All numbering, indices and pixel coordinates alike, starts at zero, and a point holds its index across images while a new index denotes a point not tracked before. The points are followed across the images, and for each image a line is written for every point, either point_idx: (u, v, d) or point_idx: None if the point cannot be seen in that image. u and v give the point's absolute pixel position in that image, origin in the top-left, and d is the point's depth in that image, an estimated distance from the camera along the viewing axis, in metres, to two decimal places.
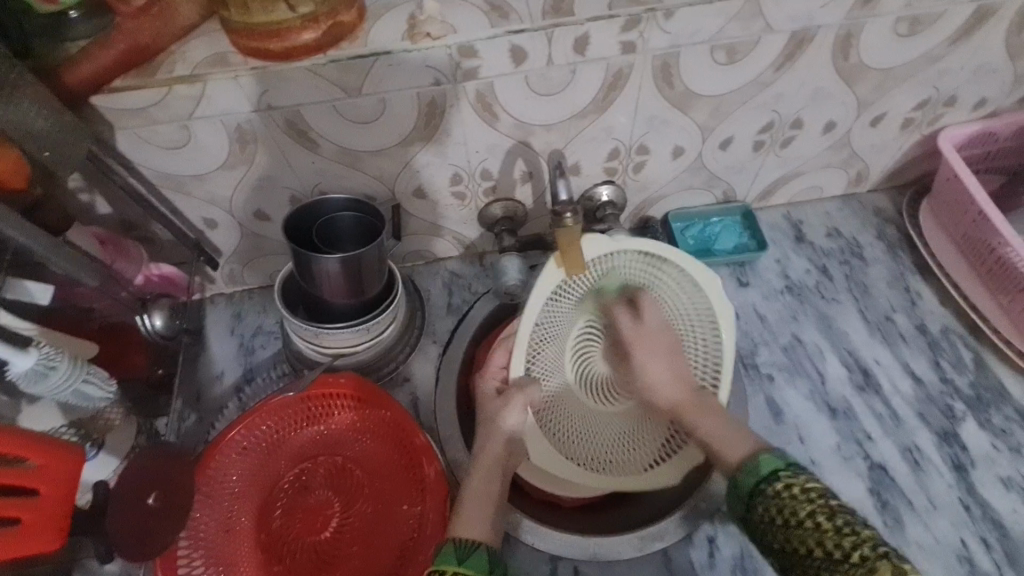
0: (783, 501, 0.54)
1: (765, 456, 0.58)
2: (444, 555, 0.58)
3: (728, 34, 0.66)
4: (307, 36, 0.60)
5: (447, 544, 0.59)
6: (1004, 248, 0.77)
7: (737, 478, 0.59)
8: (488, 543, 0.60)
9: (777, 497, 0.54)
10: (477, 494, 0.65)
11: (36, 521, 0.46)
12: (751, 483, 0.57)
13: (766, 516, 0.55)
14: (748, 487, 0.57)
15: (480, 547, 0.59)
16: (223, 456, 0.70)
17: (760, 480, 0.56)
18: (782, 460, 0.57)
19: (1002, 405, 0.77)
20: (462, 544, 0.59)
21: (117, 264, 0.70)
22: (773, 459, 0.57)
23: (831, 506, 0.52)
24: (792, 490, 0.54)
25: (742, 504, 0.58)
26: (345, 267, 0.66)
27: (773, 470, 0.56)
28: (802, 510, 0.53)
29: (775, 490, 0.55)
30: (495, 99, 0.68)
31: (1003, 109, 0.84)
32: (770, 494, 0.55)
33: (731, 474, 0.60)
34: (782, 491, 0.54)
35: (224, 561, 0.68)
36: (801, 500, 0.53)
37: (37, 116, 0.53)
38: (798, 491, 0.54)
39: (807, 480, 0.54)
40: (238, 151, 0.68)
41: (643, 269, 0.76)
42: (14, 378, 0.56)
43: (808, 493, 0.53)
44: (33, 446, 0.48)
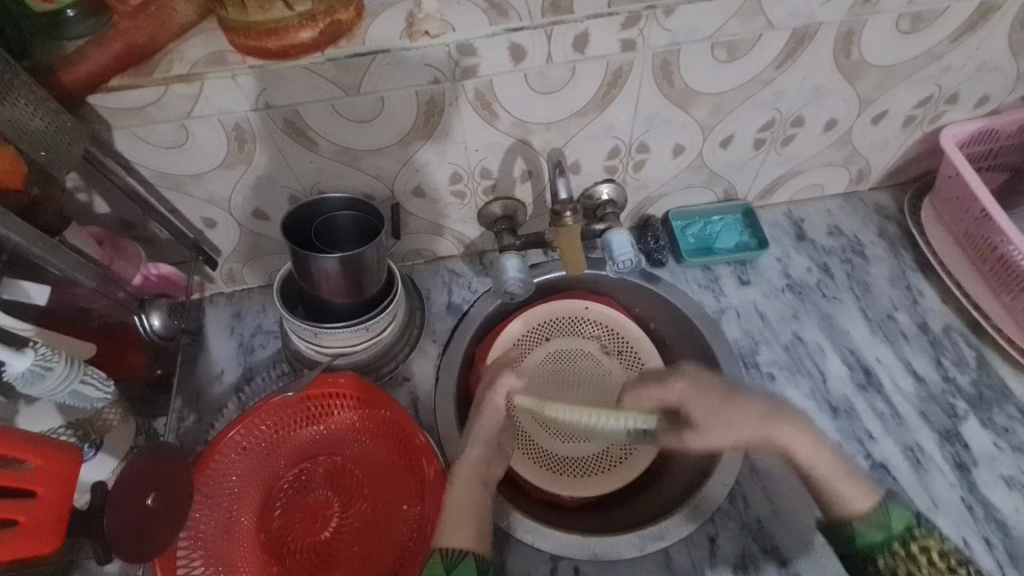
0: (918, 566, 0.58)
1: (893, 509, 0.62)
2: (432, 567, 0.60)
3: (728, 31, 0.66)
4: (305, 34, 0.59)
5: (434, 552, 0.61)
6: (1006, 246, 0.76)
7: (856, 528, 0.62)
8: (476, 552, 0.62)
9: (910, 560, 0.59)
10: (465, 499, 0.65)
11: (33, 523, 0.46)
12: (878, 537, 0.61)
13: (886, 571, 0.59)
14: (879, 539, 0.61)
15: (467, 556, 0.61)
16: (223, 455, 0.70)
17: (890, 536, 0.60)
18: (912, 516, 0.62)
19: (1004, 404, 0.76)
20: (451, 553, 0.61)
21: (115, 264, 0.70)
22: (903, 514, 0.62)
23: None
24: (931, 556, 0.59)
25: (852, 551, 0.62)
26: (344, 266, 0.65)
27: (905, 527, 0.61)
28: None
29: (909, 554, 0.59)
30: (495, 98, 0.68)
31: (1005, 106, 0.83)
32: (902, 557, 0.59)
33: (846, 520, 0.63)
34: (918, 555, 0.59)
35: (223, 561, 0.67)
36: (939, 567, 0.58)
37: (32, 114, 0.53)
38: (934, 555, 0.59)
39: (937, 543, 0.60)
40: (237, 150, 0.68)
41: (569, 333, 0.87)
42: (11, 378, 0.55)
43: (946, 560, 0.58)
44: (29, 447, 0.47)
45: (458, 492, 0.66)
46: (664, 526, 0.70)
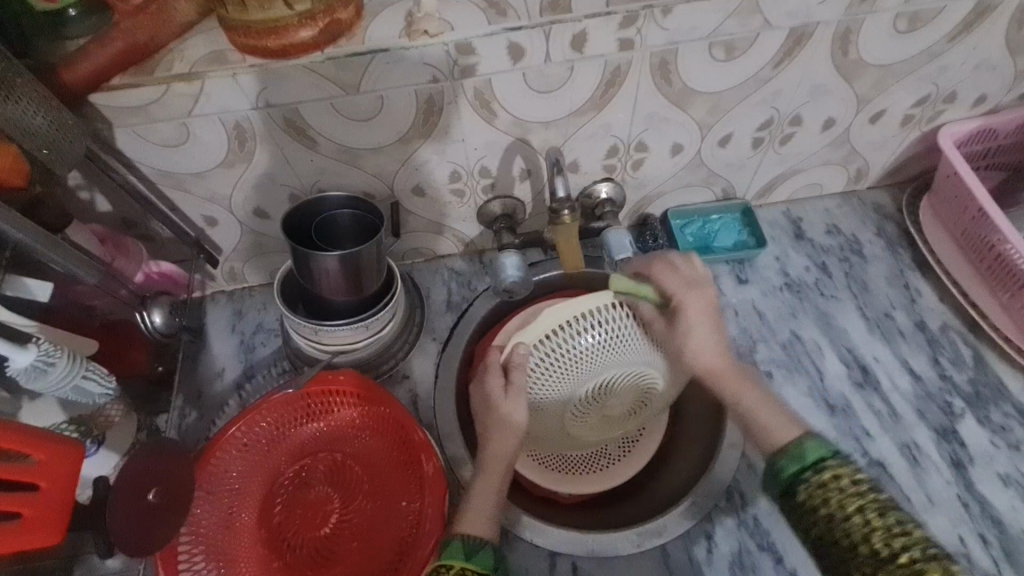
0: (831, 492, 0.56)
1: (808, 442, 0.60)
2: (453, 551, 0.60)
3: (725, 31, 0.66)
4: (305, 32, 0.60)
5: (455, 537, 0.62)
6: (1004, 245, 0.77)
7: (777, 461, 0.60)
8: (493, 540, 0.62)
9: (822, 485, 0.57)
10: (484, 492, 0.67)
11: (37, 517, 0.47)
12: (794, 468, 0.59)
13: (807, 502, 0.57)
14: (791, 473, 0.59)
15: (486, 544, 0.61)
16: (223, 452, 0.70)
17: (803, 467, 0.59)
18: (828, 448, 0.59)
19: (1001, 402, 0.77)
20: (470, 539, 0.61)
21: (117, 261, 0.70)
22: (819, 446, 0.59)
23: (881, 501, 0.55)
24: (841, 483, 0.56)
25: (777, 487, 0.60)
26: (343, 264, 0.66)
27: (819, 457, 0.58)
28: (852, 505, 0.55)
29: (822, 480, 0.57)
30: (494, 96, 0.68)
31: (1003, 106, 0.83)
32: (814, 483, 0.57)
33: (770, 456, 0.62)
34: (829, 479, 0.57)
35: (225, 557, 0.68)
36: (849, 493, 0.56)
37: (36, 113, 0.53)
38: (845, 482, 0.56)
39: (851, 472, 0.57)
40: (237, 149, 0.68)
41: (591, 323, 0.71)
42: (14, 374, 0.56)
43: (856, 485, 0.56)
44: (33, 441, 0.48)
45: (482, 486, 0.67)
46: (662, 524, 0.70)
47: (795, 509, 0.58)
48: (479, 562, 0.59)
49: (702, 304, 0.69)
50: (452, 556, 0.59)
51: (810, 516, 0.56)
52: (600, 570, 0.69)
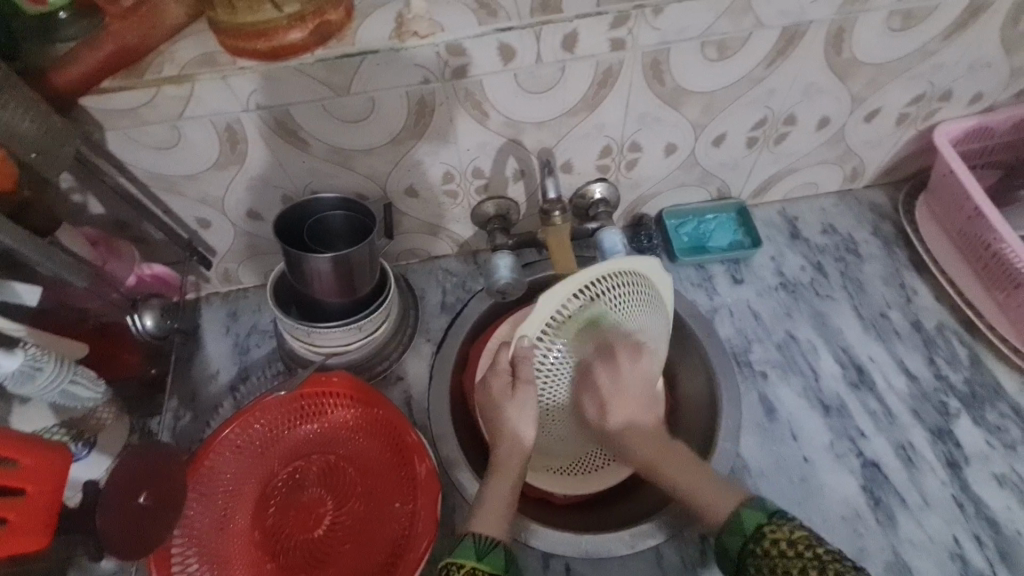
0: (775, 559, 0.57)
1: (746, 510, 0.61)
2: (464, 550, 0.61)
3: (717, 30, 0.66)
4: (293, 35, 0.60)
5: (466, 537, 0.62)
6: (1000, 244, 0.76)
7: (723, 538, 0.61)
8: (506, 541, 0.63)
9: (765, 555, 0.58)
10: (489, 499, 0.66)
11: (22, 521, 0.47)
12: (738, 541, 0.60)
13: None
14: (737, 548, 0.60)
15: (498, 544, 0.62)
16: (216, 456, 0.70)
17: (747, 539, 0.59)
18: (764, 514, 0.60)
19: (997, 402, 0.76)
20: (482, 539, 0.62)
21: (108, 264, 0.70)
22: (755, 515, 0.60)
23: (819, 556, 0.55)
24: (779, 547, 0.57)
25: (733, 564, 0.61)
26: (335, 267, 0.66)
27: (756, 524, 0.60)
28: (794, 567, 0.55)
29: (765, 549, 0.58)
30: (485, 97, 0.68)
31: (1000, 104, 0.83)
32: (760, 553, 0.58)
33: (718, 534, 0.62)
34: (770, 549, 0.57)
35: (218, 559, 0.68)
36: (790, 556, 0.56)
37: (23, 118, 0.53)
38: (785, 545, 0.57)
39: (791, 531, 0.57)
40: (228, 151, 0.68)
41: (593, 315, 0.71)
42: (1, 379, 0.56)
43: (795, 546, 0.56)
44: (22, 446, 0.48)
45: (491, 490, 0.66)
46: (655, 524, 0.70)
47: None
48: (492, 562, 0.60)
49: (636, 392, 0.72)
50: (464, 556, 0.60)
51: None
52: (593, 571, 0.69)
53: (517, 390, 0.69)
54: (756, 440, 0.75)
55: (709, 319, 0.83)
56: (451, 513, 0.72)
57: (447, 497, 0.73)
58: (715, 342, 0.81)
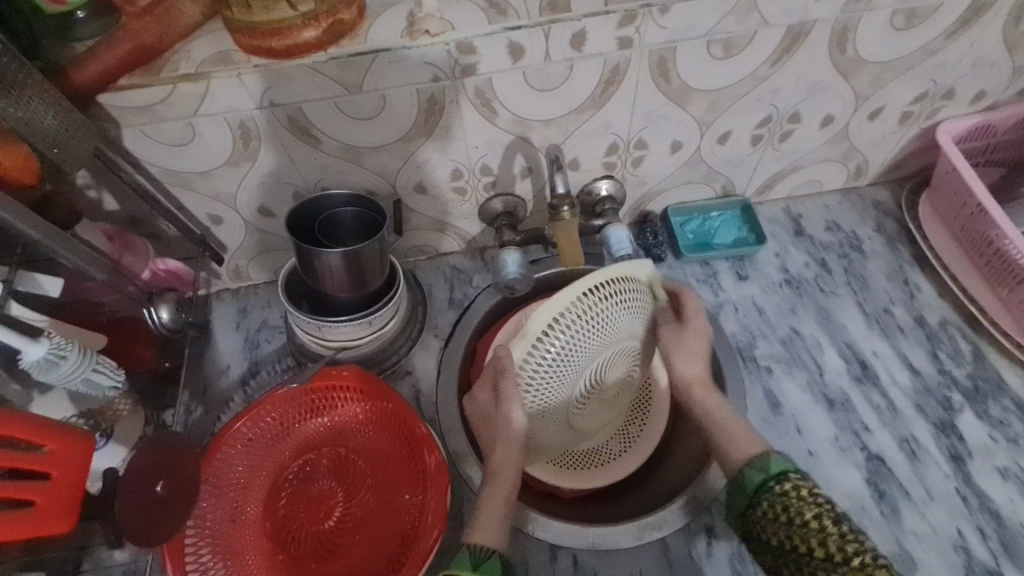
0: (790, 501, 0.58)
1: (774, 457, 0.62)
2: (460, 559, 0.61)
3: (723, 29, 0.67)
4: (308, 33, 0.61)
5: (463, 549, 0.62)
6: (1002, 240, 0.77)
7: (743, 473, 0.62)
8: (501, 551, 0.62)
9: (782, 495, 0.59)
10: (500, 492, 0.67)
11: (49, 504, 0.48)
12: (758, 479, 0.61)
13: (766, 511, 0.59)
14: (755, 483, 0.61)
15: (494, 554, 0.61)
16: (227, 448, 0.71)
17: (768, 477, 0.60)
18: (792, 465, 0.61)
19: (1000, 396, 0.77)
20: (478, 549, 0.61)
21: (123, 258, 0.71)
22: (783, 461, 0.61)
23: (836, 511, 0.57)
24: (801, 492, 0.58)
25: (742, 498, 0.62)
26: (347, 261, 0.67)
27: (782, 471, 0.60)
28: (809, 511, 0.56)
29: (783, 490, 0.59)
30: (494, 95, 0.69)
31: (1002, 102, 0.84)
32: (776, 492, 0.59)
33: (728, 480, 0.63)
34: (789, 491, 0.58)
35: (231, 550, 0.69)
36: (808, 502, 0.57)
37: (46, 113, 0.55)
38: (804, 493, 0.58)
39: (813, 486, 0.59)
40: (242, 147, 0.70)
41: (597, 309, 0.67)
42: (26, 367, 0.57)
43: (816, 495, 0.57)
44: (46, 432, 0.49)
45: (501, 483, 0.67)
46: (662, 517, 0.71)
47: (757, 520, 0.60)
48: (485, 572, 0.59)
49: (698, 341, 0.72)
50: (459, 567, 0.60)
51: (766, 524, 0.59)
52: (600, 562, 0.69)
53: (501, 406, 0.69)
54: (762, 434, 0.76)
55: (714, 314, 0.84)
56: (459, 505, 0.73)
57: (455, 489, 0.74)
58: (721, 338, 0.82)
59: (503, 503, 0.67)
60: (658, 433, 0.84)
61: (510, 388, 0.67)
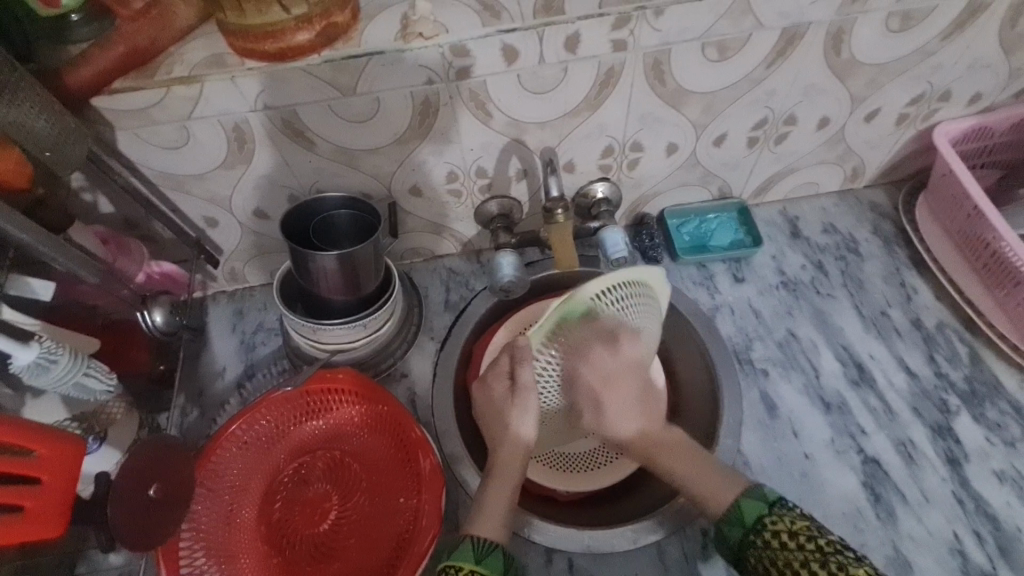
0: (776, 551, 0.58)
1: (746, 501, 0.63)
2: (463, 553, 0.61)
3: (718, 31, 0.67)
4: (301, 36, 0.61)
5: (465, 539, 0.63)
6: (999, 242, 0.77)
7: (724, 528, 0.63)
8: (504, 544, 0.63)
9: (766, 547, 0.59)
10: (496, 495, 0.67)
11: (38, 509, 0.48)
12: (738, 533, 0.62)
13: (757, 565, 0.59)
14: (738, 537, 0.61)
15: (497, 547, 0.62)
16: (223, 451, 0.71)
17: (747, 531, 0.61)
18: (765, 503, 0.62)
19: (997, 399, 0.77)
20: (481, 542, 0.62)
21: (118, 261, 0.71)
22: (756, 505, 0.62)
23: (821, 547, 0.57)
24: (781, 540, 0.58)
25: (729, 550, 0.63)
26: (341, 264, 0.67)
27: (758, 516, 0.61)
28: (795, 560, 0.57)
29: (766, 540, 0.59)
30: (488, 97, 0.69)
31: (999, 104, 0.84)
32: (761, 544, 0.60)
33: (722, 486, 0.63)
34: (772, 540, 0.59)
35: (225, 553, 0.69)
36: (792, 547, 0.58)
37: (39, 117, 0.54)
38: (786, 536, 0.58)
39: (792, 522, 0.59)
40: (236, 150, 0.70)
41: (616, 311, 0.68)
42: (17, 371, 0.57)
43: (797, 538, 0.58)
44: (36, 436, 0.49)
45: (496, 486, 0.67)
46: (657, 520, 0.71)
47: (749, 574, 0.60)
48: (490, 565, 0.60)
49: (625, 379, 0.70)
50: (461, 559, 0.61)
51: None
52: (595, 565, 0.69)
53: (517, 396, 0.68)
54: (757, 437, 0.75)
55: (710, 317, 0.84)
56: (454, 509, 0.72)
57: (451, 492, 0.74)
58: (717, 340, 0.82)
59: (506, 498, 0.66)
60: None
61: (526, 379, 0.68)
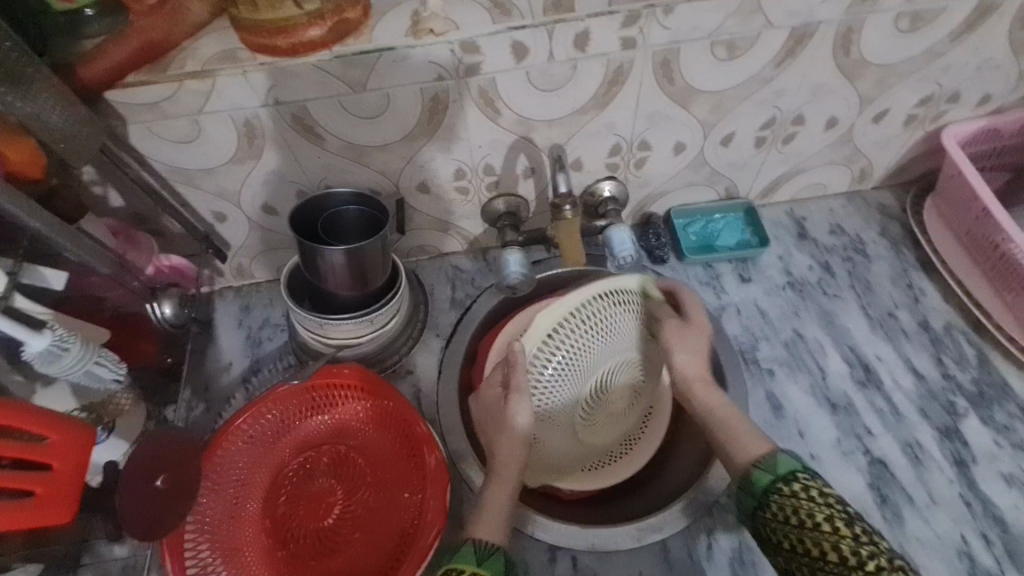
0: (801, 501, 0.56)
1: (781, 456, 0.60)
2: (463, 555, 0.59)
3: (727, 30, 0.67)
4: (314, 31, 0.61)
5: (467, 542, 0.61)
6: (1007, 244, 0.77)
7: (752, 474, 0.60)
8: (506, 546, 0.61)
9: (791, 496, 0.57)
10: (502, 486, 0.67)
11: (49, 493, 0.48)
12: (767, 479, 0.59)
13: (778, 514, 0.57)
14: (763, 484, 0.59)
15: (498, 550, 0.60)
16: (228, 444, 0.71)
17: (777, 478, 0.58)
18: (799, 462, 0.60)
19: (1005, 402, 0.76)
20: (481, 545, 0.60)
21: (129, 254, 0.72)
22: (791, 460, 0.59)
23: (848, 511, 0.55)
24: (809, 492, 0.56)
25: (752, 500, 0.60)
26: (349, 259, 0.67)
27: (792, 470, 0.59)
28: (819, 513, 0.55)
29: (793, 491, 0.57)
30: (497, 95, 0.69)
31: (1007, 106, 0.84)
32: (788, 494, 0.57)
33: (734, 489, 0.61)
34: (800, 492, 0.57)
35: (229, 546, 0.69)
36: (819, 503, 0.55)
37: (53, 108, 0.55)
38: (815, 493, 0.56)
39: (824, 486, 0.57)
40: (246, 145, 0.70)
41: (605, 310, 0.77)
42: (30, 359, 0.58)
43: (827, 497, 0.55)
44: (46, 423, 0.49)
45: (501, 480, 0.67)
46: (663, 519, 0.71)
47: (766, 523, 0.58)
48: (492, 565, 0.58)
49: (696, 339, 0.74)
50: (464, 560, 0.59)
51: (776, 528, 0.57)
52: (599, 564, 0.69)
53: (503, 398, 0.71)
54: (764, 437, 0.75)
55: (716, 317, 0.84)
56: (458, 505, 0.72)
57: (455, 489, 0.74)
58: (722, 339, 0.82)
59: (505, 500, 0.66)
60: (659, 435, 0.83)
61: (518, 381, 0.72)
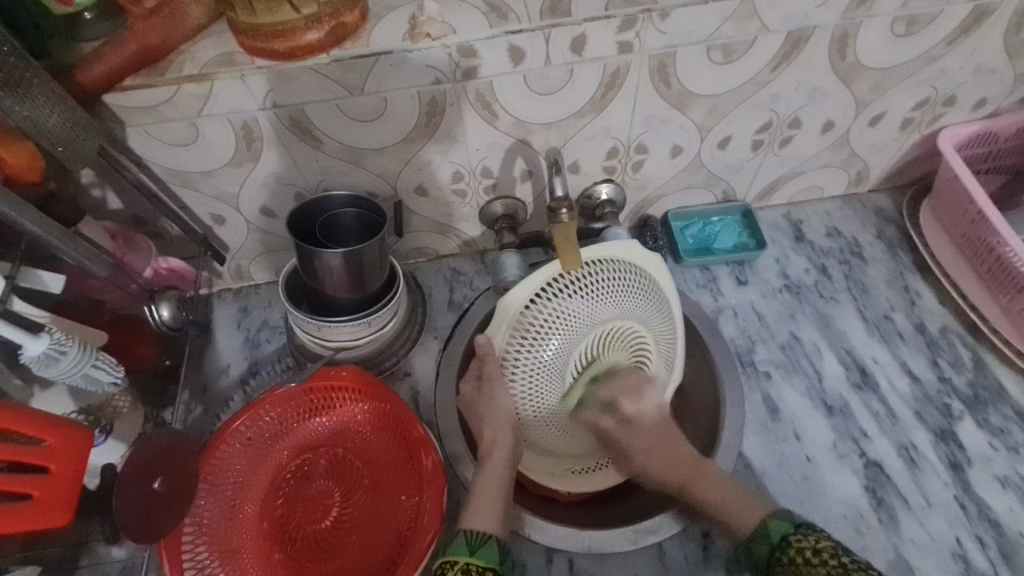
0: (799, 566, 0.59)
1: (774, 521, 0.63)
2: (457, 547, 0.62)
3: (723, 34, 0.67)
4: (310, 36, 0.61)
5: (461, 533, 0.63)
6: (1003, 247, 0.77)
7: (752, 546, 0.64)
8: (499, 535, 0.63)
9: (789, 562, 0.60)
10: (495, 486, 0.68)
11: (46, 496, 0.48)
12: (766, 550, 0.63)
13: None
14: (764, 554, 0.62)
15: (491, 538, 0.62)
16: (225, 447, 0.72)
17: (773, 547, 0.62)
18: (791, 523, 0.63)
19: (1000, 404, 0.77)
20: (474, 534, 0.62)
21: (126, 257, 0.73)
22: (782, 524, 0.63)
23: (843, 564, 0.57)
24: (803, 554, 0.59)
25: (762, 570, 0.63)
26: (347, 262, 0.67)
27: (783, 534, 0.62)
28: (817, 574, 0.57)
29: (790, 558, 0.60)
30: (495, 98, 0.69)
31: (1004, 109, 0.84)
32: (786, 561, 0.61)
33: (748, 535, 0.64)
34: (795, 556, 0.60)
35: (227, 548, 0.69)
36: (814, 563, 0.58)
37: (50, 112, 0.55)
38: (809, 553, 0.59)
39: (816, 540, 0.60)
40: (244, 149, 0.70)
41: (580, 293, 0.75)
42: (27, 362, 0.58)
43: (819, 554, 0.58)
44: (45, 426, 0.49)
45: (491, 478, 0.69)
46: (659, 520, 0.71)
47: None
48: (483, 556, 0.60)
49: (650, 440, 0.74)
50: (456, 553, 0.61)
51: None
52: (595, 566, 0.69)
53: (487, 390, 0.72)
54: (760, 440, 0.75)
55: (713, 319, 0.84)
56: (455, 507, 0.73)
57: (451, 491, 0.74)
58: (719, 342, 0.82)
59: (499, 500, 0.67)
60: None
61: (492, 369, 0.72)
